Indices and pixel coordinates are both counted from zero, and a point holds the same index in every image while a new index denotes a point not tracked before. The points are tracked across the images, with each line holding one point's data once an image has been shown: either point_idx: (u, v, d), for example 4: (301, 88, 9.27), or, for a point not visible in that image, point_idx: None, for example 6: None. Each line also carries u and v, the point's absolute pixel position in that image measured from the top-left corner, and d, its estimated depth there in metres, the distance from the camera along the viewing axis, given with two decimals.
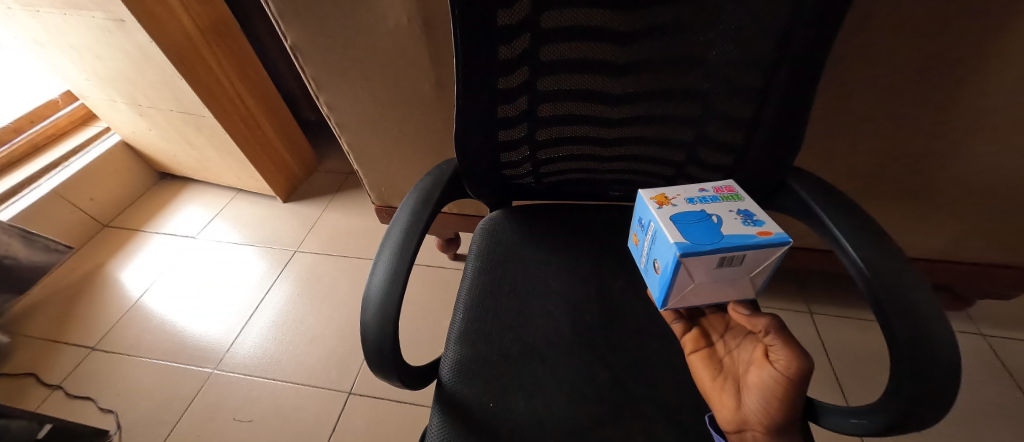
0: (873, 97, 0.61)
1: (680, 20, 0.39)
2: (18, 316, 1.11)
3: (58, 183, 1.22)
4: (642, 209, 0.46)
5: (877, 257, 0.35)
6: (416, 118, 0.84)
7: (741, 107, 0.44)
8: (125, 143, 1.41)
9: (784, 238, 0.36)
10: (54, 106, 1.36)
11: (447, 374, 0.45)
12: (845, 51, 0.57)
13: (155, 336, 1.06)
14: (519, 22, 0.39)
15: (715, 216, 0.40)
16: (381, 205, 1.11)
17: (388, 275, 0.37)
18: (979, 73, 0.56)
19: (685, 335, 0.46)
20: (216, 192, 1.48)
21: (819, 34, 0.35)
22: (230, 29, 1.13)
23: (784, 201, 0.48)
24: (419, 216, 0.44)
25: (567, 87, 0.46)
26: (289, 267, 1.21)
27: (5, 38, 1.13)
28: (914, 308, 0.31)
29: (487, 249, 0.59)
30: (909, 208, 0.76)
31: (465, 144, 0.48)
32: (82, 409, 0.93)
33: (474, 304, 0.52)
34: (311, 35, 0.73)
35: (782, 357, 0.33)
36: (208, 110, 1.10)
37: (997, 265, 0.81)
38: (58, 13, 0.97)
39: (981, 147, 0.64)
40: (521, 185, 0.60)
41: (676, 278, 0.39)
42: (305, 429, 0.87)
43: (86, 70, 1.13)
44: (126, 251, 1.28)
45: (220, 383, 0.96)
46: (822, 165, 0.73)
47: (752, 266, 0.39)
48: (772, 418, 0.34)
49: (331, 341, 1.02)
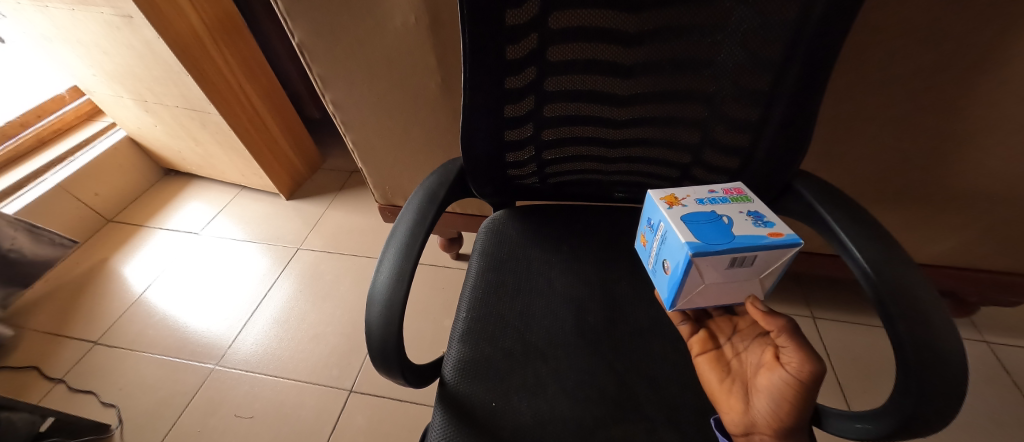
0: (877, 103, 0.62)
1: (688, 21, 0.39)
2: (22, 309, 1.11)
3: (64, 177, 1.23)
4: (651, 208, 0.46)
5: (883, 261, 0.34)
6: (421, 116, 0.84)
7: (748, 109, 0.43)
8: (131, 138, 1.42)
9: (795, 239, 0.36)
10: (60, 101, 1.38)
11: (450, 373, 0.45)
12: (851, 57, 0.58)
13: (158, 330, 1.06)
14: (528, 22, 0.39)
15: (726, 216, 0.40)
16: (384, 204, 1.11)
17: (394, 274, 0.37)
18: (988, 78, 0.55)
19: (691, 337, 0.46)
20: (219, 189, 1.48)
21: (826, 40, 0.35)
22: (237, 27, 1.14)
23: (789, 204, 0.47)
24: (425, 214, 0.43)
25: (571, 87, 0.46)
26: (291, 264, 1.21)
27: (14, 33, 1.14)
28: (919, 313, 0.31)
29: (491, 249, 0.59)
30: (913, 213, 0.76)
31: (470, 142, 0.48)
32: (84, 403, 0.93)
33: (478, 302, 0.52)
34: (319, 33, 0.74)
35: (793, 360, 0.33)
36: (213, 106, 1.10)
37: (1000, 272, 0.81)
38: (67, 8, 0.98)
39: (984, 153, 0.64)
40: (526, 185, 0.60)
41: (685, 278, 0.39)
42: (305, 428, 0.87)
43: (93, 65, 1.14)
44: (129, 246, 1.29)
45: (220, 379, 0.96)
46: (828, 169, 0.73)
47: (762, 267, 0.39)
48: (782, 420, 0.33)
49: (333, 338, 1.02)
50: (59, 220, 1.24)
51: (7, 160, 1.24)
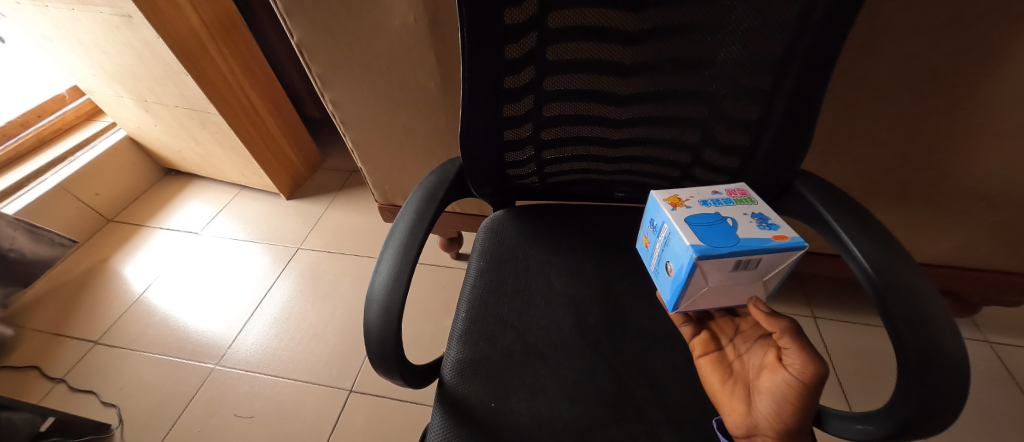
0: (878, 103, 0.61)
1: (688, 20, 0.38)
2: (23, 308, 1.12)
3: (65, 176, 1.23)
4: (654, 210, 0.46)
5: (885, 261, 0.34)
6: (420, 115, 0.84)
7: (749, 109, 0.43)
8: (131, 138, 1.42)
9: (800, 242, 0.36)
10: (60, 101, 1.38)
11: (449, 373, 0.45)
12: (853, 55, 0.57)
13: (158, 329, 1.07)
14: (527, 21, 0.39)
15: (730, 219, 0.40)
16: (384, 204, 1.11)
17: (393, 274, 0.37)
18: (992, 76, 0.55)
19: (693, 338, 0.45)
20: (219, 189, 1.48)
21: (827, 40, 0.35)
22: (237, 27, 1.14)
23: (790, 205, 0.47)
24: (424, 214, 0.43)
25: (571, 87, 0.46)
26: (292, 264, 1.21)
27: (14, 33, 1.14)
28: (919, 312, 0.31)
29: (491, 248, 0.59)
30: (916, 213, 0.76)
31: (469, 142, 0.48)
32: (85, 403, 0.93)
33: (477, 302, 0.52)
34: (318, 33, 0.74)
35: (796, 362, 0.32)
36: (213, 107, 1.10)
37: (1002, 272, 0.81)
38: (66, 8, 0.98)
39: (987, 153, 0.63)
40: (526, 185, 0.60)
41: (689, 281, 0.39)
42: (305, 428, 0.87)
43: (93, 65, 1.13)
44: (129, 246, 1.29)
45: (220, 378, 0.96)
46: (829, 170, 0.73)
47: (767, 269, 0.39)
48: (784, 422, 0.33)
49: (333, 337, 1.02)
50: (59, 220, 1.24)
51: (7, 160, 1.24)
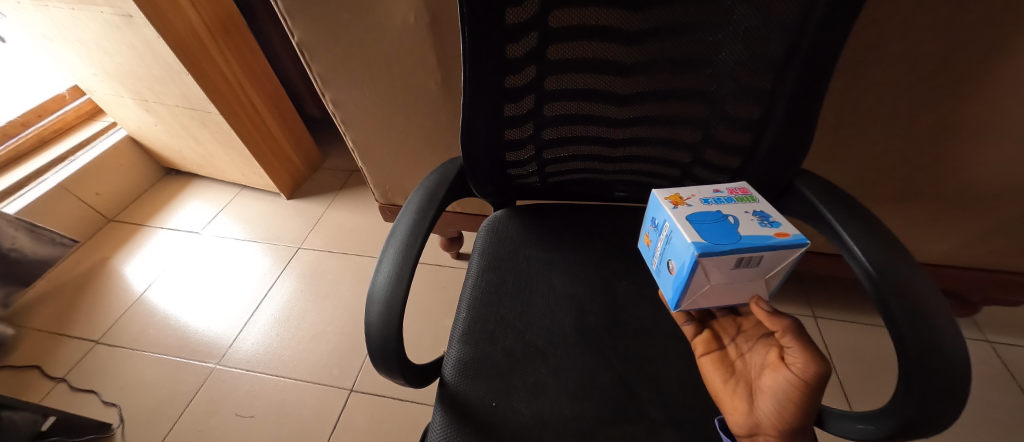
0: (879, 102, 0.61)
1: (689, 20, 0.38)
2: (23, 308, 1.12)
3: (65, 176, 1.23)
4: (655, 209, 0.46)
5: (886, 260, 0.34)
6: (421, 115, 0.84)
7: (749, 109, 0.43)
8: (132, 137, 1.42)
9: (801, 240, 0.36)
10: (60, 100, 1.38)
11: (450, 373, 0.45)
12: (854, 55, 0.57)
13: (159, 329, 1.07)
14: (527, 21, 0.39)
15: (731, 216, 0.40)
16: (385, 203, 1.11)
17: (394, 273, 0.37)
18: (993, 76, 0.55)
19: (695, 337, 0.46)
20: (220, 189, 1.48)
21: (828, 39, 0.34)
22: (237, 26, 1.14)
23: (791, 204, 0.47)
24: (425, 213, 0.43)
25: (571, 86, 0.46)
26: (292, 263, 1.21)
27: (14, 32, 1.14)
28: (920, 313, 0.31)
29: (491, 248, 0.59)
30: (916, 213, 0.76)
31: (470, 141, 0.48)
32: (85, 402, 0.93)
33: (478, 302, 0.52)
34: (319, 32, 0.74)
35: (798, 360, 0.32)
36: (214, 106, 1.11)
37: (1002, 271, 0.81)
38: (66, 8, 0.98)
39: (987, 153, 0.63)
40: (526, 184, 0.60)
41: (691, 279, 0.39)
42: (305, 428, 0.87)
43: (93, 64, 1.13)
44: (130, 245, 1.29)
45: (221, 378, 0.96)
46: (830, 169, 0.73)
47: (768, 267, 0.39)
48: (787, 421, 0.33)
49: (334, 337, 1.02)
50: (60, 219, 1.24)
51: (8, 160, 1.24)
